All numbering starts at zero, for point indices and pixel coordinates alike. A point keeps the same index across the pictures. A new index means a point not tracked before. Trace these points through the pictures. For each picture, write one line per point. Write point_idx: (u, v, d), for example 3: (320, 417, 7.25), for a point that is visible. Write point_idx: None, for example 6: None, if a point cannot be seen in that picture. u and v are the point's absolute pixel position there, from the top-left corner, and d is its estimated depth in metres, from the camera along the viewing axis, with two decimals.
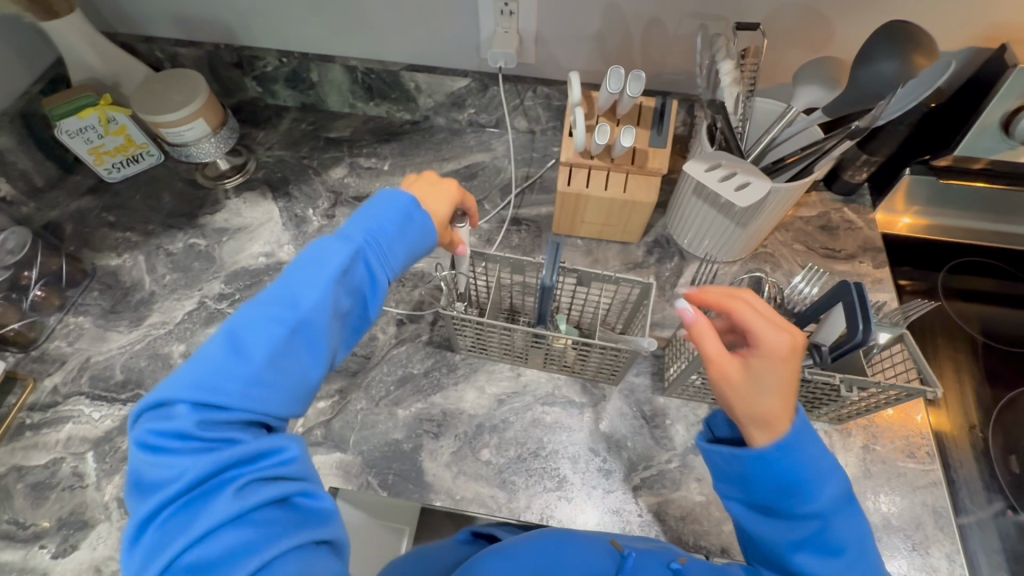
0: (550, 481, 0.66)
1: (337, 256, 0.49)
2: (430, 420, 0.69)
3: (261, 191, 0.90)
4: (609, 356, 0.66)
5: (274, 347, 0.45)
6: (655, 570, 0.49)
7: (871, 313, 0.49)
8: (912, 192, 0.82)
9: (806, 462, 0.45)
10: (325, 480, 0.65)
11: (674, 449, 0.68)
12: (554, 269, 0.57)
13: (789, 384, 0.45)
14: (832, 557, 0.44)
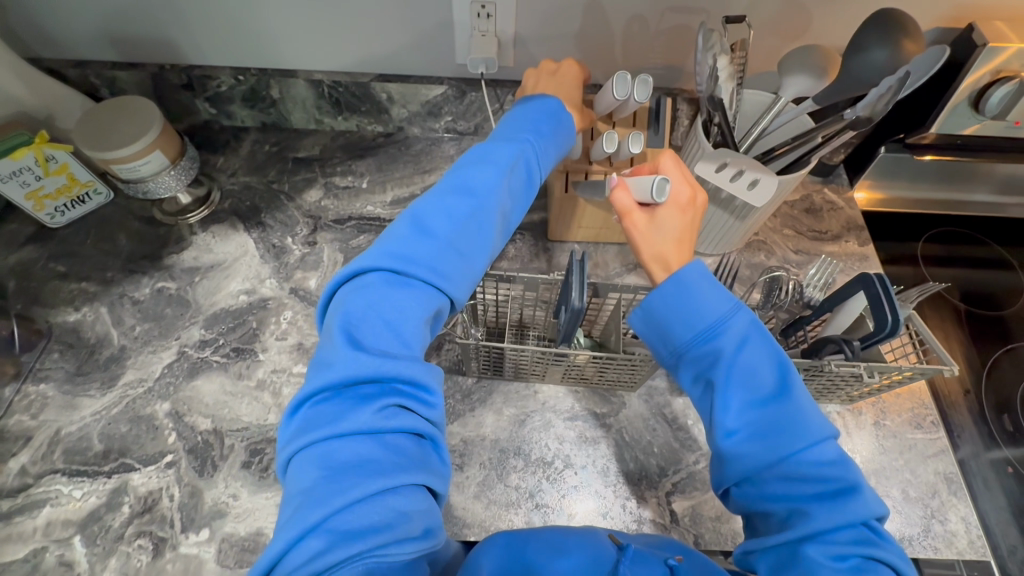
0: (583, 498, 0.64)
1: (497, 159, 0.53)
2: (450, 451, 0.66)
3: (230, 222, 0.83)
4: (630, 366, 0.64)
5: (452, 226, 0.49)
6: (654, 565, 0.44)
7: (896, 301, 0.51)
8: (886, 169, 0.85)
9: (707, 308, 0.47)
10: None
11: (699, 449, 0.68)
12: (583, 288, 0.55)
13: (687, 232, 0.52)
14: (759, 401, 0.45)
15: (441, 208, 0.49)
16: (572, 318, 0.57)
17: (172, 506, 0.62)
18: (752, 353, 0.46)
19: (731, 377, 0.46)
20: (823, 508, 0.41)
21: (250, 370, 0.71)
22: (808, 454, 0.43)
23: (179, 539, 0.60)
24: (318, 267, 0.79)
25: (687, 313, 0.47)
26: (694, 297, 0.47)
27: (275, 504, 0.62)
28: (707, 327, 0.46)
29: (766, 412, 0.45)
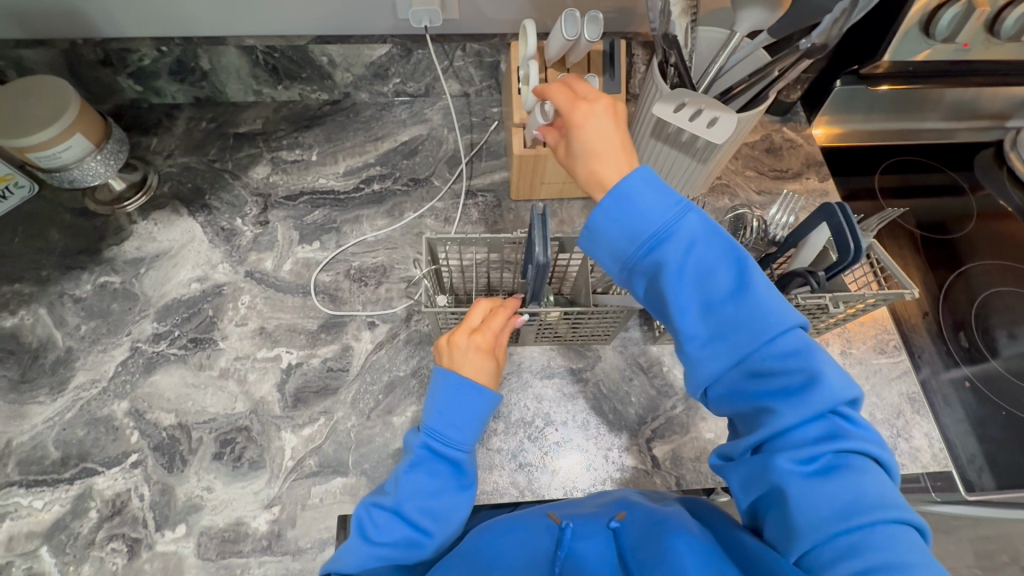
0: (565, 454, 0.64)
1: (458, 403, 0.51)
2: None
3: (172, 207, 0.78)
4: (604, 320, 0.64)
5: (429, 469, 0.50)
6: (596, 536, 0.45)
7: (857, 228, 0.51)
8: (842, 103, 0.86)
9: (653, 216, 0.44)
10: (334, 509, 0.60)
11: (676, 394, 0.68)
12: (546, 243, 0.52)
13: (603, 141, 0.47)
14: (721, 304, 0.43)
15: (433, 423, 0.51)
16: (534, 275, 0.55)
17: (143, 506, 0.60)
18: (707, 256, 0.44)
19: (687, 283, 0.44)
20: (789, 406, 0.40)
21: (211, 360, 0.68)
22: (773, 352, 0.42)
23: (155, 538, 0.58)
24: (273, 247, 0.75)
25: (630, 223, 0.44)
26: (637, 204, 0.44)
27: (253, 492, 0.61)
28: (656, 235, 0.44)
29: (724, 318, 0.43)
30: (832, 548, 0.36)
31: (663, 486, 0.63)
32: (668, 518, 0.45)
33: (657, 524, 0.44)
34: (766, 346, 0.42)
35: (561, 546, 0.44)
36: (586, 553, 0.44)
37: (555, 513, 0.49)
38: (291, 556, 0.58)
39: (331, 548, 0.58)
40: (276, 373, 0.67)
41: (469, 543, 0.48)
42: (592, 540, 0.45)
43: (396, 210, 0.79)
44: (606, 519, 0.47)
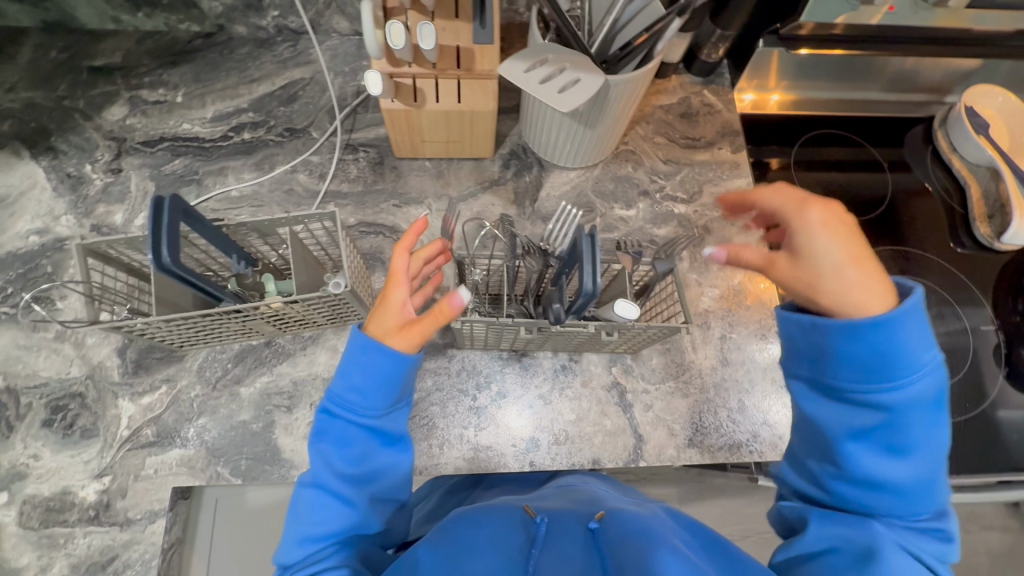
0: (420, 431, 0.63)
1: (338, 458, 0.49)
2: (279, 393, 0.63)
3: (12, 149, 0.70)
4: (329, 302, 0.58)
5: (325, 510, 0.48)
6: (574, 531, 0.44)
7: (598, 265, 0.49)
8: (780, 69, 0.80)
9: (910, 356, 0.39)
10: (168, 481, 0.58)
11: (543, 373, 0.66)
12: (157, 245, 0.42)
13: (858, 246, 0.40)
14: (889, 453, 0.41)
15: (303, 501, 0.49)
16: (181, 275, 0.44)
17: None
18: (919, 334, 0.39)
19: (879, 436, 0.41)
20: (906, 532, 0.41)
21: (47, 322, 0.63)
22: (923, 487, 0.41)
23: None
24: (125, 199, 0.69)
25: (872, 348, 0.39)
26: (905, 336, 0.39)
27: (82, 461, 0.58)
28: (880, 371, 0.40)
29: (895, 466, 0.41)
30: None
31: (516, 467, 0.62)
32: (650, 530, 0.43)
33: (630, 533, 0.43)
34: (933, 499, 0.42)
35: (534, 542, 0.42)
36: (557, 545, 0.42)
37: (530, 506, 0.48)
38: (119, 528, 0.56)
39: (161, 520, 0.57)
40: (117, 337, 0.63)
41: (453, 518, 0.45)
42: (570, 536, 0.43)
43: (266, 163, 0.73)
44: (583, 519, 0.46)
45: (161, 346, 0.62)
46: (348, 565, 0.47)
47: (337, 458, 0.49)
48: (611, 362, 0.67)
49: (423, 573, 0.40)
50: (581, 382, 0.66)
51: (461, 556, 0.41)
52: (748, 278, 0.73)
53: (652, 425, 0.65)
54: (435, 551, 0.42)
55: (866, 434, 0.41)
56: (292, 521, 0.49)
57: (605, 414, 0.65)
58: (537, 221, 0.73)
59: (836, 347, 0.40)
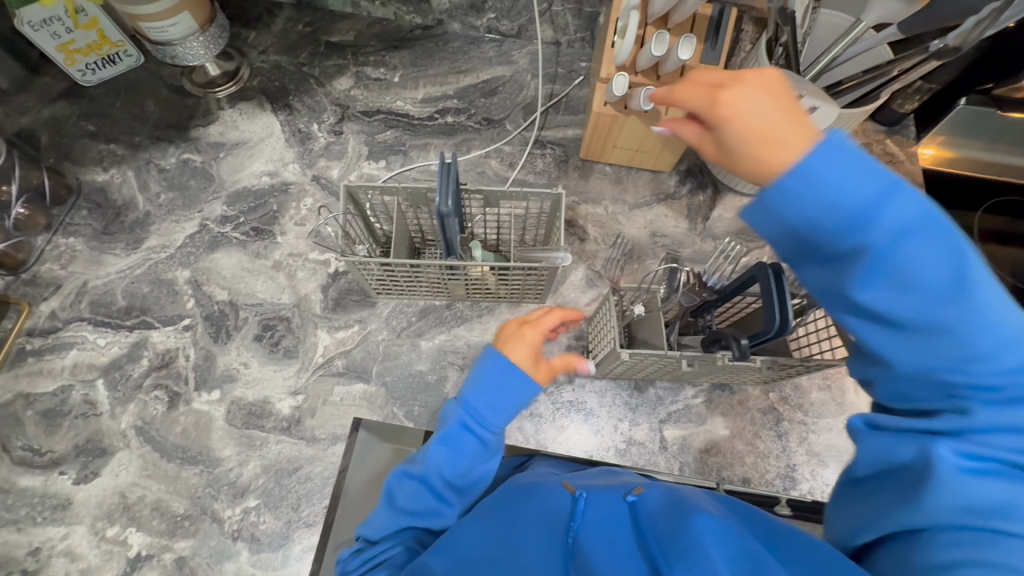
0: (577, 414, 0.65)
1: (448, 460, 0.47)
2: (454, 352, 0.68)
3: (258, 102, 0.81)
4: (531, 278, 0.62)
5: (418, 504, 0.47)
6: (609, 505, 0.43)
7: (789, 300, 0.44)
8: (959, 121, 0.79)
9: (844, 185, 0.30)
10: (351, 411, 0.64)
11: (700, 384, 0.67)
12: (448, 193, 0.48)
13: (761, 128, 0.32)
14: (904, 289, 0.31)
15: (396, 494, 0.47)
16: (441, 226, 0.51)
17: (187, 366, 0.65)
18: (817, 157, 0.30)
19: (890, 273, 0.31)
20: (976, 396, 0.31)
21: (268, 251, 0.72)
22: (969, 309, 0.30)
23: (192, 396, 0.64)
24: (342, 157, 0.78)
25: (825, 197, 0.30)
26: (826, 177, 0.30)
27: (283, 377, 0.65)
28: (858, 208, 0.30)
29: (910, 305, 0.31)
30: (946, 539, 0.29)
31: (665, 467, 0.63)
32: (692, 503, 0.41)
33: (676, 505, 0.41)
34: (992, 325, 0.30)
35: (574, 517, 0.43)
36: (600, 521, 0.42)
37: (570, 482, 0.48)
38: (307, 443, 0.62)
39: (342, 444, 0.62)
40: (323, 276, 0.70)
41: (495, 504, 0.46)
42: (605, 512, 0.43)
43: (463, 146, 0.80)
44: (621, 492, 0.44)
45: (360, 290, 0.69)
46: (404, 544, 0.45)
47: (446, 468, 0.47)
48: (768, 388, 0.67)
49: (466, 545, 0.42)
50: (737, 400, 0.67)
51: (506, 535, 0.42)
52: None
53: (805, 458, 0.64)
54: (478, 526, 0.44)
55: (871, 282, 0.31)
56: (383, 504, 0.48)
57: (758, 436, 0.65)
58: (706, 239, 0.75)
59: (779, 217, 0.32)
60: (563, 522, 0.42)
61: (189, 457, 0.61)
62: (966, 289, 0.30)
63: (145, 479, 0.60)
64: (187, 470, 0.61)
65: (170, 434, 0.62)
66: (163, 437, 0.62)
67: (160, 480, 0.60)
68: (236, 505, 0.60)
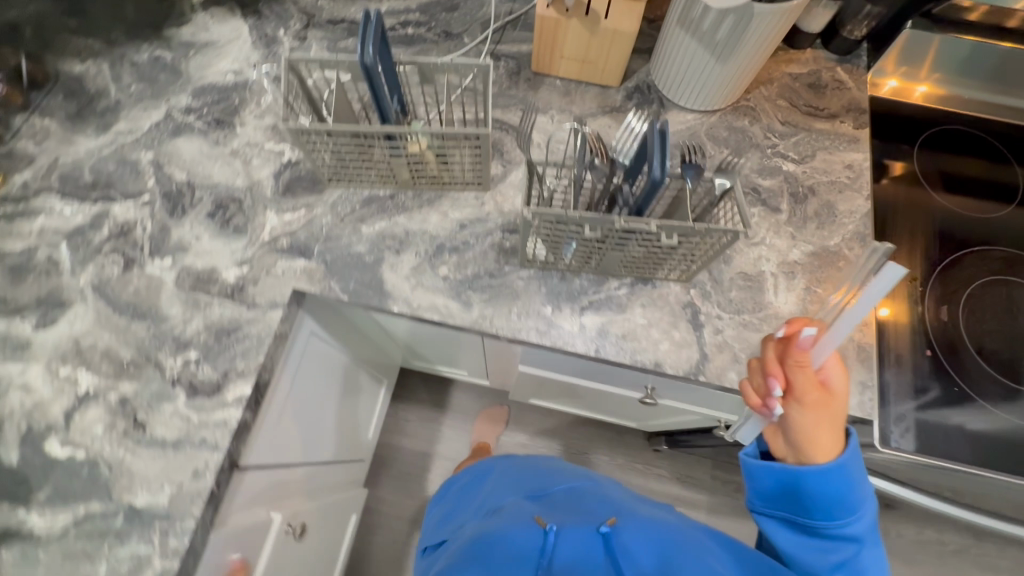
0: (504, 297, 0.69)
1: None
2: (392, 236, 0.71)
3: (229, 8, 0.85)
4: (469, 154, 0.67)
5: None
6: (589, 534, 0.61)
7: (668, 154, 0.49)
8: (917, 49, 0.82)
9: (855, 497, 0.58)
10: (291, 282, 0.69)
11: (624, 278, 0.70)
12: (367, 41, 0.53)
13: (828, 423, 0.58)
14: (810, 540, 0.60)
15: None
16: (368, 81, 0.56)
17: (143, 235, 0.70)
18: (841, 479, 0.58)
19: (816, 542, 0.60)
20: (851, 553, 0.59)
21: (226, 140, 0.76)
22: (871, 555, 0.59)
23: (146, 261, 0.69)
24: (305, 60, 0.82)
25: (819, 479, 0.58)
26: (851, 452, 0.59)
27: (231, 249, 0.70)
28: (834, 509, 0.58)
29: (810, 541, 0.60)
30: None
31: (581, 348, 0.67)
32: (654, 534, 0.62)
33: (638, 534, 0.61)
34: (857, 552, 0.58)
35: (543, 550, 0.58)
36: (576, 551, 0.58)
37: (541, 517, 0.64)
38: (248, 307, 0.67)
39: (279, 310, 0.67)
40: (277, 164, 0.75)
41: (480, 539, 0.60)
42: (578, 543, 0.59)
43: (421, 56, 0.83)
44: (597, 525, 0.62)
45: (310, 176, 0.73)
46: None
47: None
48: (689, 285, 0.70)
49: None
50: (658, 294, 0.70)
51: (504, 559, 0.56)
52: (845, 243, 0.73)
53: (718, 347, 0.67)
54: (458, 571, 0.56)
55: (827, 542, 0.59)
56: None
57: (676, 326, 0.68)
58: None
59: (775, 486, 0.61)
60: (536, 553, 0.58)
61: (138, 313, 0.66)
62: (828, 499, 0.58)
63: (97, 329, 0.65)
64: (136, 324, 0.66)
65: (123, 291, 0.67)
66: (116, 294, 0.67)
67: (111, 330, 0.65)
68: (178, 357, 0.64)
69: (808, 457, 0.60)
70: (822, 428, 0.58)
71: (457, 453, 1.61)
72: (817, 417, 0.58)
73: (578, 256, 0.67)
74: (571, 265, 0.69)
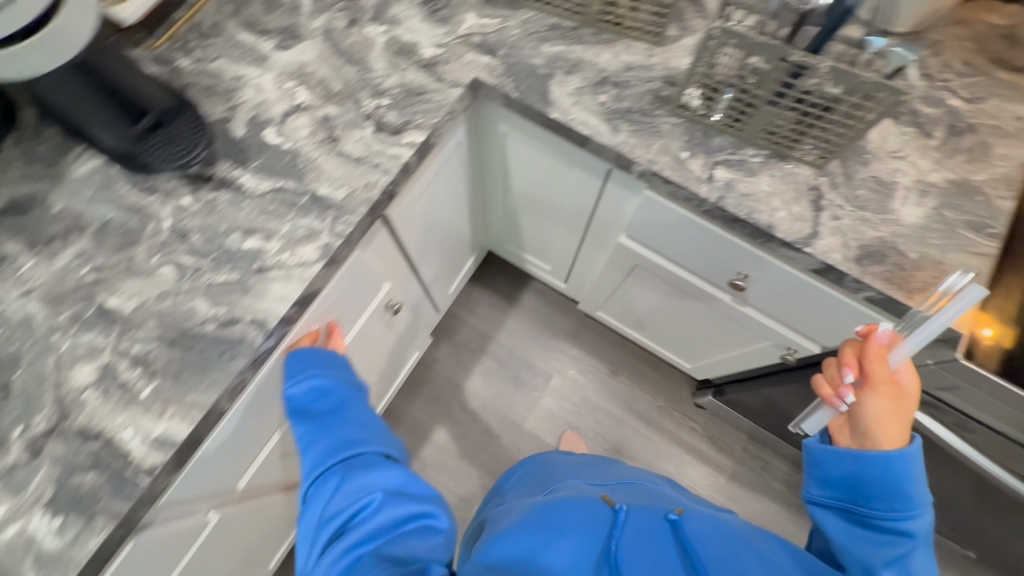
0: (648, 133, 0.77)
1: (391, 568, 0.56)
2: (566, 60, 0.81)
3: None
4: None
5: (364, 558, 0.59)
6: (657, 519, 0.60)
7: None
8: None
9: (909, 489, 0.56)
10: (473, 71, 0.80)
11: (761, 150, 0.76)
12: None
13: (896, 415, 0.62)
14: (865, 535, 0.56)
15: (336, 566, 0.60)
16: None
17: (369, 4, 0.84)
18: (907, 467, 0.57)
19: (871, 538, 0.56)
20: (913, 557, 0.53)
21: None
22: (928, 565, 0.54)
23: (366, 24, 0.83)
24: None
25: (872, 457, 0.59)
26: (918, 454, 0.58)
27: (433, 33, 0.82)
28: (893, 495, 0.57)
29: (870, 536, 0.56)
30: None
31: (704, 193, 0.74)
32: (730, 531, 0.60)
33: (708, 526, 0.60)
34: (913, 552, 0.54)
35: (613, 523, 0.58)
36: (644, 529, 0.58)
37: (610, 499, 0.64)
38: (436, 80, 0.79)
39: (459, 89, 0.79)
40: None
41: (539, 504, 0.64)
42: (648, 525, 0.59)
43: None
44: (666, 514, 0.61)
45: None
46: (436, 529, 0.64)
47: (327, 432, 0.74)
48: (821, 173, 0.74)
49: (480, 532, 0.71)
50: (789, 172, 0.75)
51: (562, 520, 0.58)
52: (990, 182, 0.74)
53: (831, 230, 0.72)
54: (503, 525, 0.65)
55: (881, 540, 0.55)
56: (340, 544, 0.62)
57: (797, 202, 0.73)
58: None
59: (838, 466, 0.62)
60: (600, 523, 0.58)
61: (352, 59, 0.80)
62: (880, 481, 0.58)
63: (319, 62, 0.80)
64: (348, 67, 0.80)
65: (344, 40, 0.81)
66: (338, 41, 0.81)
67: (329, 66, 0.80)
68: (374, 100, 0.78)
69: (874, 445, 0.61)
70: (888, 418, 0.61)
71: (513, 345, 1.73)
72: (886, 407, 0.62)
73: (729, 109, 0.73)
74: (716, 122, 0.76)
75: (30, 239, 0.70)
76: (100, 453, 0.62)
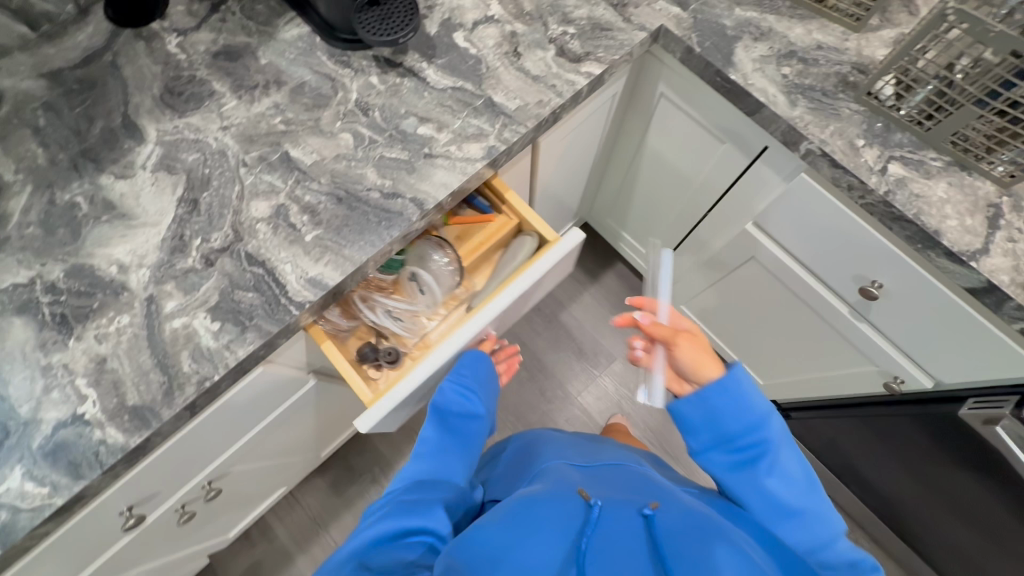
0: (826, 114, 0.75)
1: None
2: (756, 27, 0.80)
3: None
4: None
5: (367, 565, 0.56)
6: (633, 516, 0.56)
7: None
8: None
9: (735, 398, 0.68)
10: (661, 19, 0.81)
11: (944, 155, 0.73)
12: None
13: (699, 352, 0.72)
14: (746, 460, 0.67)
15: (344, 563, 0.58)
16: None
17: None
18: (735, 380, 0.68)
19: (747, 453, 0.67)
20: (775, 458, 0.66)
21: None
22: (783, 459, 0.66)
23: None
24: None
25: (717, 388, 0.68)
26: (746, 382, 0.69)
27: None
28: (742, 417, 0.67)
29: (755, 463, 0.66)
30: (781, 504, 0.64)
31: (872, 183, 0.72)
32: (713, 529, 0.55)
33: (682, 519, 0.57)
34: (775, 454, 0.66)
35: (589, 521, 0.54)
36: (619, 528, 0.54)
37: (587, 492, 0.60)
38: (623, 20, 0.81)
39: (645, 33, 0.80)
40: None
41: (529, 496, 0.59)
42: (622, 521, 0.55)
43: None
44: (641, 510, 0.58)
45: None
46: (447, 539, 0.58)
47: (429, 463, 0.70)
48: (1004, 192, 0.71)
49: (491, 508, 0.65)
50: (969, 183, 0.71)
51: (541, 516, 0.54)
52: None
53: (1003, 251, 0.68)
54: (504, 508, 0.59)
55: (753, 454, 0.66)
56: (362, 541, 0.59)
57: (971, 214, 0.70)
58: None
59: (695, 411, 0.69)
60: (577, 522, 0.54)
61: None
62: (723, 407, 0.68)
63: None
64: None
65: None
66: None
67: None
68: (561, 26, 0.81)
69: (706, 377, 0.71)
70: (704, 359, 0.72)
71: (584, 320, 1.74)
72: (688, 344, 0.72)
73: (924, 103, 0.71)
74: (903, 116, 0.73)
75: (236, 83, 0.78)
76: (261, 278, 0.69)
